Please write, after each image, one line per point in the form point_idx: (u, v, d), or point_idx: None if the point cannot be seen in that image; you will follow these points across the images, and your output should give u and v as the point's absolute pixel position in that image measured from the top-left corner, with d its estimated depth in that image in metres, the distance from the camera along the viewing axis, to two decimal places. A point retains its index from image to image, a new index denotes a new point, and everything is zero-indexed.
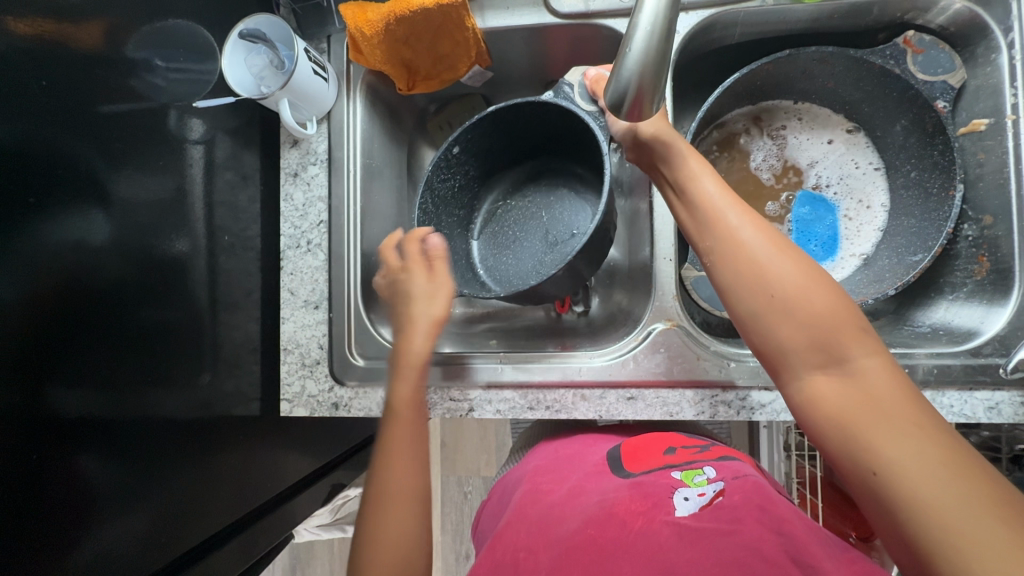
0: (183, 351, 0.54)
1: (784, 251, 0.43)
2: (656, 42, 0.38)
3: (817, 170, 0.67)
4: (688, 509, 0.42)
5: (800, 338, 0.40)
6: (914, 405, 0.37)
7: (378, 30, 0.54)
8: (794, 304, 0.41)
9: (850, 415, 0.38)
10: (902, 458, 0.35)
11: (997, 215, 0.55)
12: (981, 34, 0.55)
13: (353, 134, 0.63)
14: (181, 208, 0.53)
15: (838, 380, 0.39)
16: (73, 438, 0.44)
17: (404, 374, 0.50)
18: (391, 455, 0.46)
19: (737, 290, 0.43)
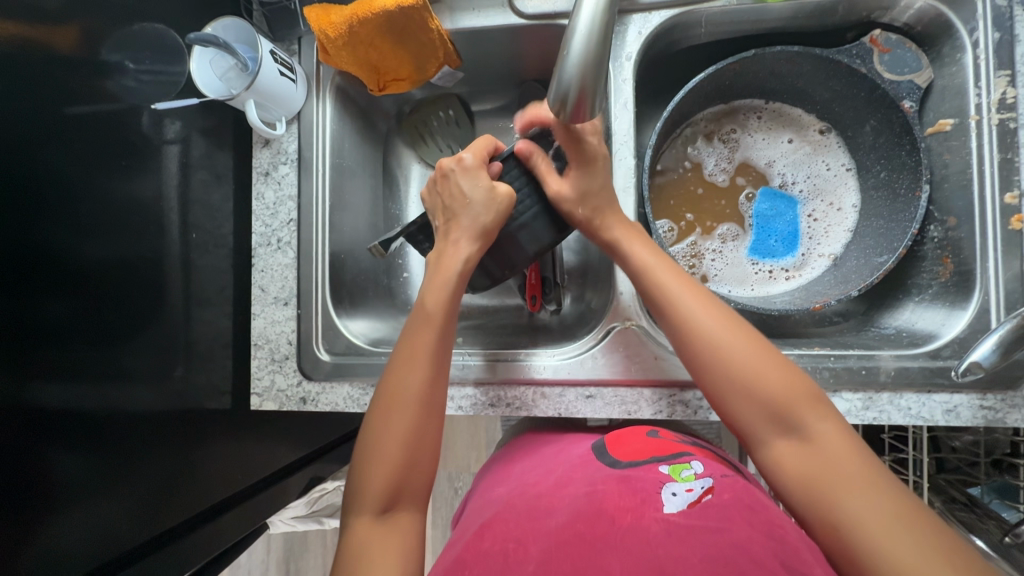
0: (155, 345, 0.55)
1: (735, 327, 0.45)
2: (594, 44, 0.39)
3: (777, 169, 0.67)
4: (676, 505, 0.42)
5: (757, 410, 0.42)
6: (866, 465, 0.39)
7: (341, 34, 0.55)
8: (750, 380, 0.42)
9: (814, 484, 0.39)
10: (865, 521, 0.36)
11: (960, 217, 0.54)
12: (946, 34, 0.54)
13: (322, 135, 0.64)
14: (153, 206, 0.55)
15: (798, 450, 0.40)
16: (44, 431, 0.46)
17: (445, 281, 0.50)
18: (402, 366, 0.48)
19: (699, 369, 0.45)
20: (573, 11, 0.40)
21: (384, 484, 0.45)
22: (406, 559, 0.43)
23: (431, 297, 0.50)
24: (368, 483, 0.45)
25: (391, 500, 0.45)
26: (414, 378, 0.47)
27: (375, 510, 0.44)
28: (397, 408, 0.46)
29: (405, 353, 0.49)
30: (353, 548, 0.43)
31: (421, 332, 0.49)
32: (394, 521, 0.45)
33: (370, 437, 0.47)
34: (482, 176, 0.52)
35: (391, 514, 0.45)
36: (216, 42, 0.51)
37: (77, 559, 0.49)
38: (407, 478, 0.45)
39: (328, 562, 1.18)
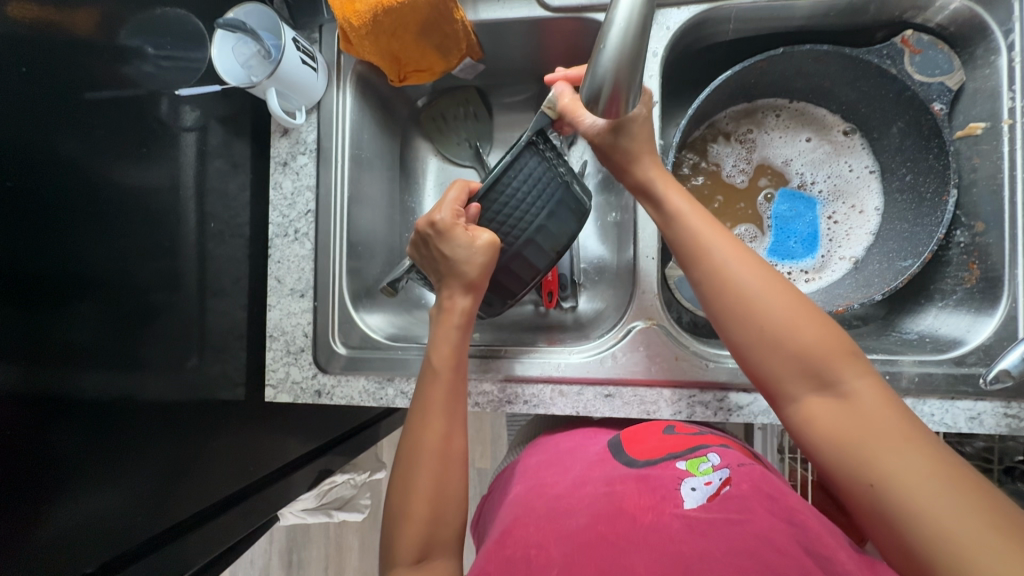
0: (170, 335, 0.55)
1: (772, 282, 0.43)
2: (631, 39, 0.38)
3: (795, 168, 0.66)
4: (695, 501, 0.42)
5: (792, 366, 0.41)
6: (906, 425, 0.37)
7: (365, 22, 0.54)
8: (781, 335, 0.41)
9: (847, 440, 0.38)
10: (902, 478, 0.35)
11: (988, 222, 0.53)
12: (981, 36, 0.53)
13: (342, 125, 0.63)
14: (170, 194, 0.54)
15: (832, 404, 0.39)
16: (58, 418, 0.45)
17: (452, 335, 0.50)
18: (417, 424, 0.48)
19: (729, 323, 0.43)
20: (608, 8, 0.39)
21: (417, 532, 0.44)
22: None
23: (437, 356, 0.50)
24: (401, 533, 0.45)
25: (426, 548, 0.44)
26: (431, 434, 0.47)
27: (407, 562, 0.44)
28: (414, 464, 0.47)
29: (420, 407, 0.49)
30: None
31: (430, 386, 0.49)
32: (435, 566, 0.44)
33: (395, 494, 0.47)
34: (461, 233, 0.50)
35: (426, 561, 0.44)
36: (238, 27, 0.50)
37: (89, 547, 0.48)
38: (440, 520, 0.45)
39: (332, 552, 1.18)
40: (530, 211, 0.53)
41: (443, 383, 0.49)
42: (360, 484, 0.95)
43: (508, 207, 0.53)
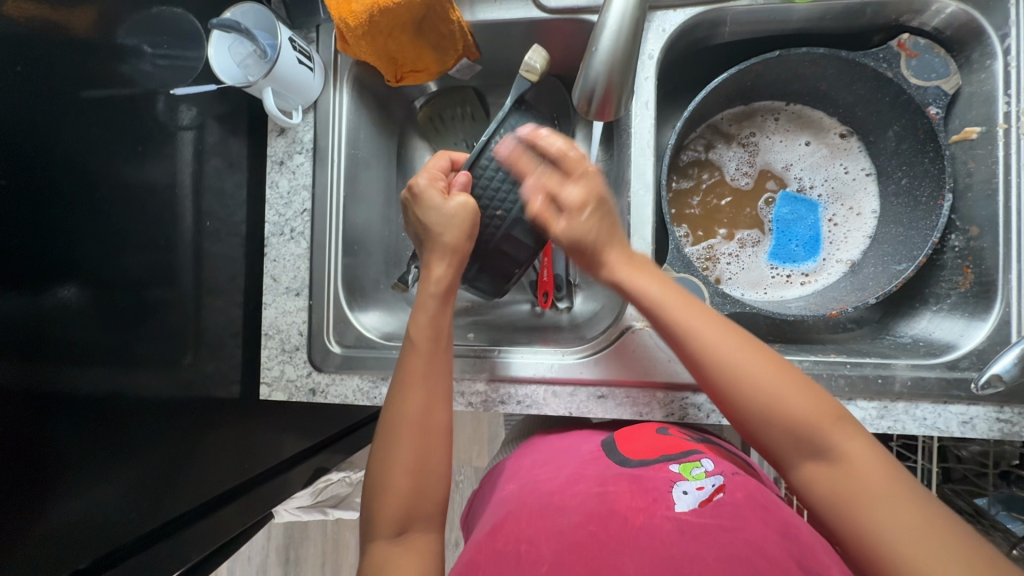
0: (165, 333, 0.55)
1: (751, 348, 0.44)
2: (622, 42, 0.39)
3: (794, 173, 0.66)
4: (687, 504, 0.42)
5: (783, 435, 0.41)
6: (896, 485, 0.38)
7: (361, 22, 0.54)
8: (770, 407, 0.41)
9: (842, 503, 0.38)
10: (912, 556, 0.35)
11: (983, 227, 0.53)
12: (977, 40, 0.53)
13: (338, 124, 0.63)
14: (167, 193, 0.54)
15: (829, 473, 0.39)
16: (59, 413, 0.46)
17: (433, 307, 0.51)
18: (400, 396, 0.48)
19: (719, 395, 0.44)
20: (601, 13, 0.41)
21: (398, 507, 0.45)
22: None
23: (418, 327, 0.50)
24: (380, 508, 0.45)
25: (408, 523, 0.45)
26: (410, 405, 0.47)
27: (388, 536, 0.44)
28: (393, 434, 0.47)
29: (400, 380, 0.49)
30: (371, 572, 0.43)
31: (410, 359, 0.49)
32: (415, 542, 0.44)
33: (376, 466, 0.47)
34: (437, 196, 0.53)
35: (405, 535, 0.45)
36: (234, 28, 0.50)
37: (83, 544, 0.49)
38: (421, 495, 0.45)
39: (328, 550, 1.18)
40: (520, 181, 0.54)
41: (427, 355, 0.49)
42: (356, 482, 0.95)
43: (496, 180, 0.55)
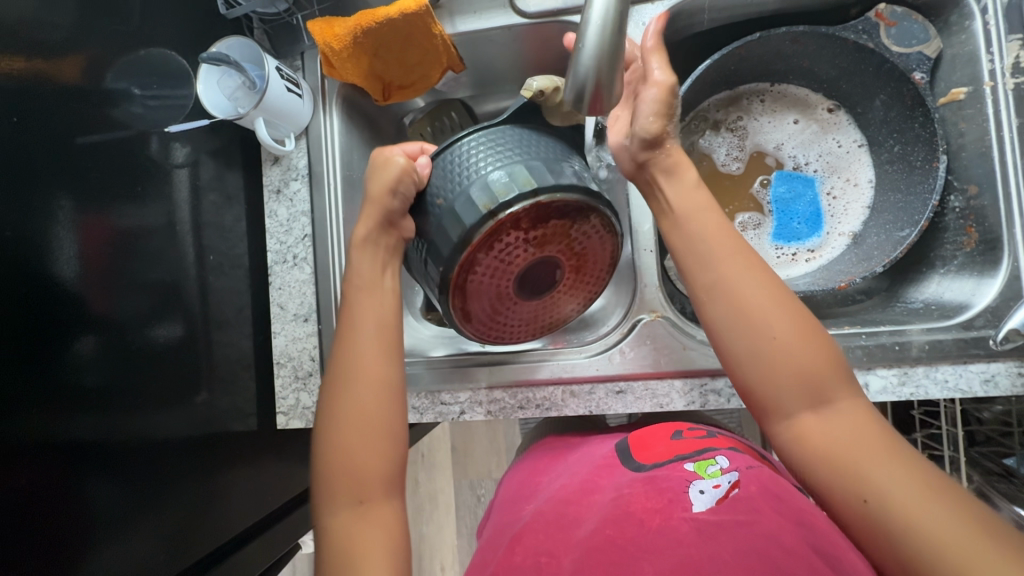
0: (179, 371, 0.55)
1: (768, 284, 0.43)
2: (608, 35, 0.39)
3: (787, 152, 0.66)
4: (704, 504, 0.41)
5: (787, 372, 0.40)
6: (893, 442, 0.39)
7: (347, 44, 0.55)
8: (777, 344, 0.41)
9: (834, 449, 0.39)
10: (900, 501, 0.36)
11: (981, 185, 0.53)
12: (953, 2, 0.54)
13: (331, 147, 0.62)
14: (169, 232, 0.55)
15: (824, 421, 0.40)
16: (87, 456, 0.46)
17: (377, 261, 0.50)
18: (347, 347, 0.47)
19: (723, 324, 0.42)
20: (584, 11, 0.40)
21: (353, 476, 0.44)
22: (396, 547, 0.43)
23: (360, 278, 0.50)
24: (335, 471, 0.44)
25: (364, 490, 0.43)
26: (358, 354, 0.46)
27: (349, 504, 0.43)
28: (342, 392, 0.46)
29: (353, 331, 0.48)
30: (336, 544, 0.42)
31: (362, 309, 0.49)
32: (375, 514, 0.43)
33: (324, 425, 0.46)
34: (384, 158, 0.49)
35: (365, 505, 0.43)
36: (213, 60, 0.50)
37: None
38: (366, 457, 0.44)
39: None
40: (485, 166, 0.45)
41: (371, 307, 0.49)
42: None
43: (463, 164, 0.47)
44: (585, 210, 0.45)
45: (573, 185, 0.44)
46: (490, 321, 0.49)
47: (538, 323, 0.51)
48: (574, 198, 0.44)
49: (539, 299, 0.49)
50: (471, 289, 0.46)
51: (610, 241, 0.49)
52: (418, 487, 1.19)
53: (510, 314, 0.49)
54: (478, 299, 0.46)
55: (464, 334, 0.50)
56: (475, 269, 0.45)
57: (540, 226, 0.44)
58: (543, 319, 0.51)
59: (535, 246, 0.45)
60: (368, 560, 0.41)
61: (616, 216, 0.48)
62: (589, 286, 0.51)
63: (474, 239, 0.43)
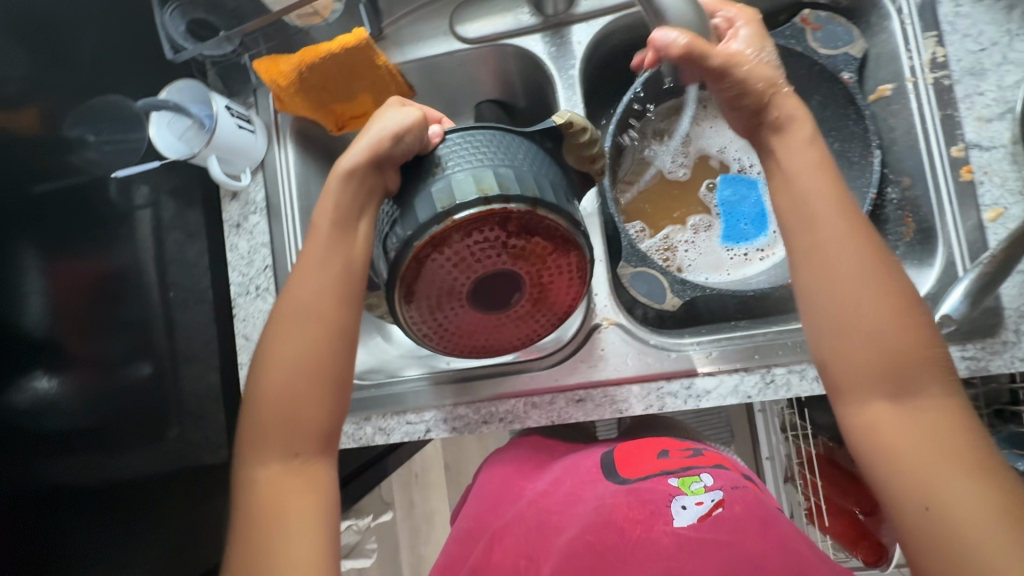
0: (149, 408, 0.57)
1: (879, 277, 0.39)
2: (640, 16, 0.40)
3: (730, 155, 0.68)
4: (686, 519, 0.46)
5: (877, 368, 0.38)
6: (970, 445, 0.37)
7: (292, 80, 0.57)
8: (856, 342, 0.38)
9: (913, 451, 0.37)
10: (957, 508, 0.35)
11: (913, 176, 0.55)
12: (871, 5, 0.56)
13: (287, 178, 0.64)
14: (132, 272, 0.56)
15: (901, 413, 0.38)
16: (70, 499, 0.49)
17: (351, 188, 0.45)
18: (302, 287, 0.45)
19: (815, 315, 0.40)
20: None
21: (290, 430, 0.44)
22: (323, 506, 0.44)
23: (335, 207, 0.45)
24: (270, 415, 0.44)
25: (301, 445, 0.44)
26: (311, 297, 0.44)
27: (283, 457, 0.44)
28: (291, 343, 0.44)
29: (312, 280, 0.45)
30: (264, 493, 0.43)
31: (325, 253, 0.45)
32: (308, 470, 0.44)
33: (266, 372, 0.44)
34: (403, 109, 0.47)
35: (302, 459, 0.44)
36: (161, 104, 0.52)
37: None
38: (305, 414, 0.44)
39: None
40: (498, 162, 0.44)
41: (334, 247, 0.45)
42: None
43: (477, 153, 0.44)
44: (571, 246, 0.44)
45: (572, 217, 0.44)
46: (426, 317, 0.45)
47: (471, 341, 0.47)
48: (568, 229, 0.43)
49: (486, 316, 0.45)
50: (426, 271, 0.43)
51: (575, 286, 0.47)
52: (412, 507, 1.19)
53: (449, 320, 0.45)
54: (428, 283, 0.43)
55: (396, 317, 0.45)
56: (443, 250, 0.42)
57: (524, 237, 0.42)
58: (480, 337, 0.47)
59: (507, 257, 0.42)
60: (294, 520, 0.42)
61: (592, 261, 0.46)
62: (542, 321, 0.47)
63: (461, 218, 0.41)
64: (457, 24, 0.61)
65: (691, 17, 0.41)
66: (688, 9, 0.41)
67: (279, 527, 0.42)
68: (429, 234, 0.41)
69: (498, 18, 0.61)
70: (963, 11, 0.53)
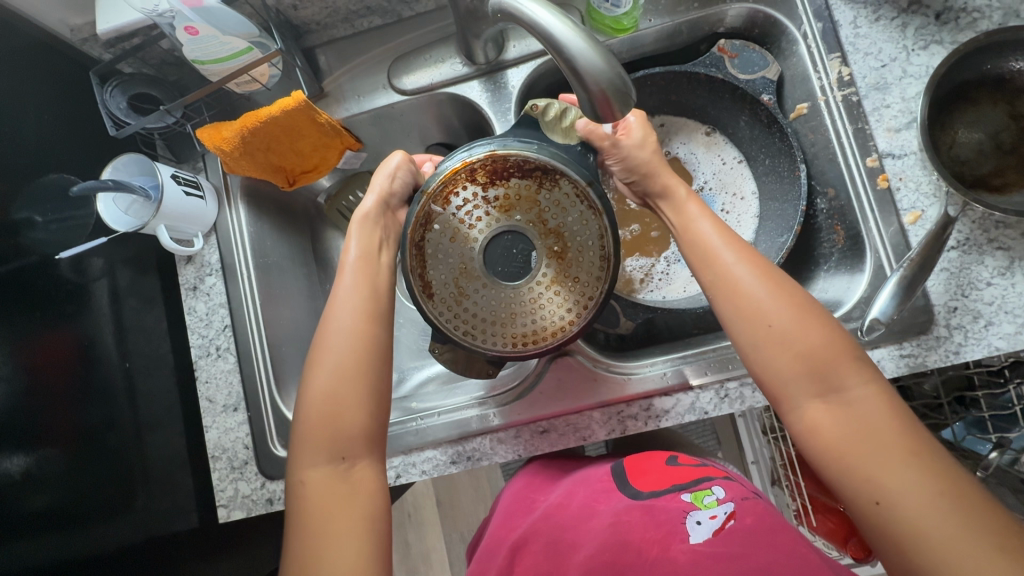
0: (113, 478, 0.57)
1: (779, 285, 0.43)
2: (585, 41, 0.40)
3: (696, 169, 0.69)
4: (701, 535, 0.46)
5: (798, 368, 0.41)
6: (907, 428, 0.39)
7: (235, 144, 0.58)
8: (775, 342, 0.42)
9: (847, 446, 0.39)
10: (906, 495, 0.36)
11: (836, 187, 0.59)
12: (780, 32, 0.60)
13: (240, 239, 0.65)
14: (89, 345, 0.57)
15: (836, 410, 0.40)
16: None
17: (370, 231, 0.51)
18: (339, 301, 0.47)
19: (734, 324, 0.44)
20: (552, 35, 0.41)
21: (333, 435, 0.43)
22: (370, 508, 0.43)
23: (362, 244, 0.50)
24: (316, 428, 0.44)
25: (348, 448, 0.44)
26: (347, 310, 0.47)
27: (328, 464, 0.43)
28: (330, 355, 0.45)
29: (346, 292, 0.47)
30: (306, 503, 0.42)
31: (354, 274, 0.48)
32: (356, 472, 0.44)
33: (310, 380, 0.45)
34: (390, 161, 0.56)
35: (349, 463, 0.44)
36: (137, 192, 0.55)
37: None
38: (348, 417, 0.44)
39: None
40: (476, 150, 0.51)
41: (365, 272, 0.49)
42: None
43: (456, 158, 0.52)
44: (550, 171, 0.49)
45: (545, 148, 0.49)
46: (454, 306, 0.50)
47: (513, 327, 0.50)
48: (537, 159, 0.49)
49: (509, 284, 0.50)
50: (430, 251, 0.50)
51: (595, 224, 0.49)
52: (408, 546, 1.17)
53: (477, 298, 0.50)
54: (440, 265, 0.50)
55: (429, 319, 0.50)
56: (432, 225, 0.50)
57: (499, 184, 0.50)
58: (516, 319, 0.50)
59: (496, 211, 0.50)
60: (338, 526, 0.41)
61: (592, 184, 0.49)
62: (576, 275, 0.50)
63: (430, 187, 0.49)
64: (394, 78, 0.63)
65: (607, 76, 0.40)
66: (605, 68, 0.40)
67: (324, 536, 0.41)
68: (412, 217, 0.49)
69: (433, 69, 0.63)
70: (862, 33, 0.57)
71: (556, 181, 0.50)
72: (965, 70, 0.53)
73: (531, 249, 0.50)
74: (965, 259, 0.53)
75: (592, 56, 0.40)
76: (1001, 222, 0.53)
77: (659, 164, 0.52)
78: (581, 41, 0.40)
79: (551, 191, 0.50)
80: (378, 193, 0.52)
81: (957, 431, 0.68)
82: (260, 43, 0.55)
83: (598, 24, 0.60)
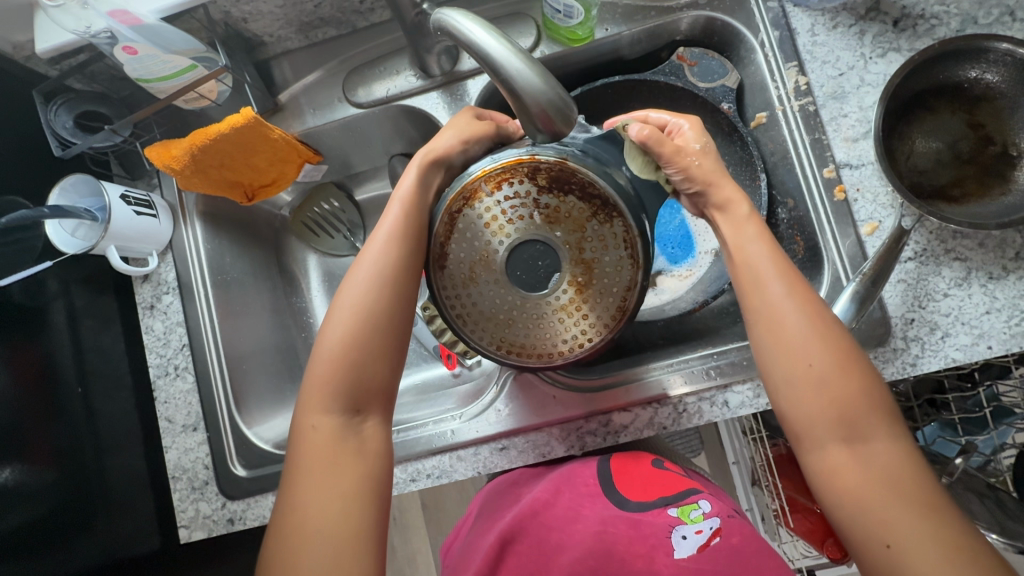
0: (70, 502, 0.56)
1: (825, 325, 0.41)
2: (522, 61, 0.40)
3: None
4: (686, 550, 0.44)
5: (830, 410, 0.39)
6: (928, 484, 0.37)
7: (185, 163, 0.57)
8: (810, 382, 0.40)
9: (865, 491, 0.37)
10: (920, 548, 0.35)
11: (796, 198, 0.58)
12: (738, 40, 0.59)
13: (197, 256, 0.64)
14: (42, 366, 0.56)
15: (858, 457, 0.38)
16: None
17: (423, 175, 0.48)
18: (373, 249, 0.46)
19: (770, 354, 0.41)
20: (489, 55, 0.40)
21: (349, 386, 0.43)
22: (374, 470, 0.42)
23: (412, 189, 0.47)
24: (331, 378, 0.43)
25: (363, 401, 0.43)
26: (378, 260, 0.45)
27: (339, 416, 0.43)
28: (357, 304, 0.44)
29: (385, 238, 0.45)
30: (312, 452, 0.42)
31: (395, 223, 0.46)
32: (366, 431, 0.43)
33: (331, 326, 0.44)
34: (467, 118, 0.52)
35: (359, 418, 0.43)
36: (82, 216, 0.55)
37: None
38: (369, 371, 0.43)
39: None
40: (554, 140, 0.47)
41: (404, 218, 0.46)
42: None
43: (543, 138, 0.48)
44: (610, 206, 0.45)
45: (614, 179, 0.45)
46: (459, 289, 0.47)
47: (508, 334, 0.47)
48: (602, 187, 0.45)
49: (521, 293, 0.46)
50: (461, 226, 0.47)
51: (627, 273, 0.46)
52: (394, 550, 1.17)
53: (483, 291, 0.47)
54: (461, 245, 0.46)
55: (432, 289, 0.47)
56: (474, 203, 0.46)
57: (555, 193, 0.46)
58: (518, 329, 0.47)
59: (540, 217, 0.46)
60: (335, 488, 0.40)
61: (642, 237, 0.45)
62: (589, 312, 0.47)
63: (487, 167, 0.46)
64: (350, 91, 0.62)
65: (546, 95, 0.39)
66: (544, 87, 0.39)
67: (319, 484, 0.40)
68: (458, 188, 0.46)
69: (389, 81, 0.62)
70: (819, 40, 0.56)
71: (608, 216, 0.46)
72: (922, 79, 0.52)
73: (555, 268, 0.46)
74: (922, 270, 0.53)
75: (530, 75, 0.39)
76: (958, 232, 0.52)
77: (719, 173, 0.46)
78: (518, 61, 0.39)
79: (596, 219, 0.46)
80: (448, 147, 0.49)
81: (928, 433, 0.66)
82: (205, 58, 0.55)
83: (554, 34, 0.60)
